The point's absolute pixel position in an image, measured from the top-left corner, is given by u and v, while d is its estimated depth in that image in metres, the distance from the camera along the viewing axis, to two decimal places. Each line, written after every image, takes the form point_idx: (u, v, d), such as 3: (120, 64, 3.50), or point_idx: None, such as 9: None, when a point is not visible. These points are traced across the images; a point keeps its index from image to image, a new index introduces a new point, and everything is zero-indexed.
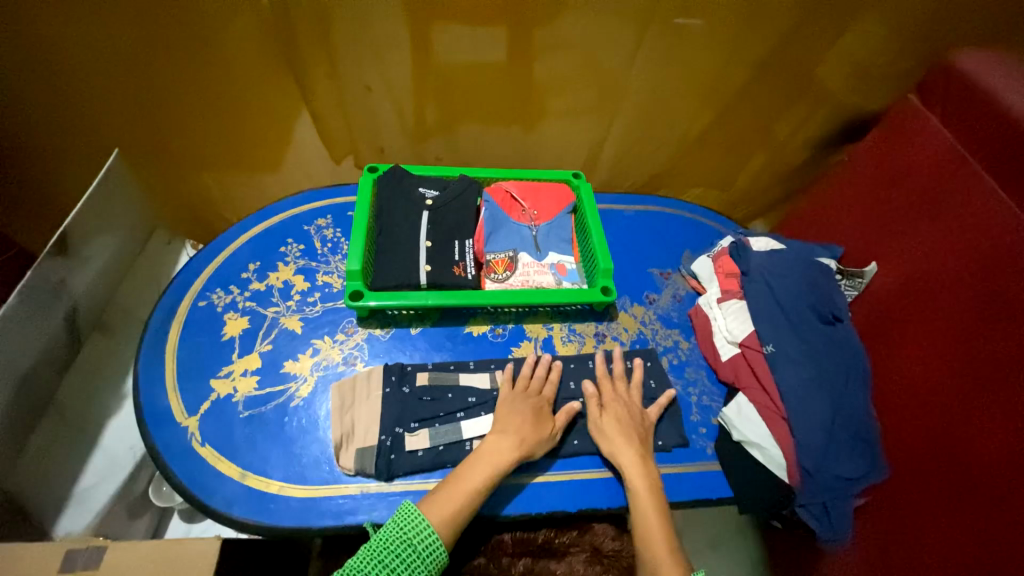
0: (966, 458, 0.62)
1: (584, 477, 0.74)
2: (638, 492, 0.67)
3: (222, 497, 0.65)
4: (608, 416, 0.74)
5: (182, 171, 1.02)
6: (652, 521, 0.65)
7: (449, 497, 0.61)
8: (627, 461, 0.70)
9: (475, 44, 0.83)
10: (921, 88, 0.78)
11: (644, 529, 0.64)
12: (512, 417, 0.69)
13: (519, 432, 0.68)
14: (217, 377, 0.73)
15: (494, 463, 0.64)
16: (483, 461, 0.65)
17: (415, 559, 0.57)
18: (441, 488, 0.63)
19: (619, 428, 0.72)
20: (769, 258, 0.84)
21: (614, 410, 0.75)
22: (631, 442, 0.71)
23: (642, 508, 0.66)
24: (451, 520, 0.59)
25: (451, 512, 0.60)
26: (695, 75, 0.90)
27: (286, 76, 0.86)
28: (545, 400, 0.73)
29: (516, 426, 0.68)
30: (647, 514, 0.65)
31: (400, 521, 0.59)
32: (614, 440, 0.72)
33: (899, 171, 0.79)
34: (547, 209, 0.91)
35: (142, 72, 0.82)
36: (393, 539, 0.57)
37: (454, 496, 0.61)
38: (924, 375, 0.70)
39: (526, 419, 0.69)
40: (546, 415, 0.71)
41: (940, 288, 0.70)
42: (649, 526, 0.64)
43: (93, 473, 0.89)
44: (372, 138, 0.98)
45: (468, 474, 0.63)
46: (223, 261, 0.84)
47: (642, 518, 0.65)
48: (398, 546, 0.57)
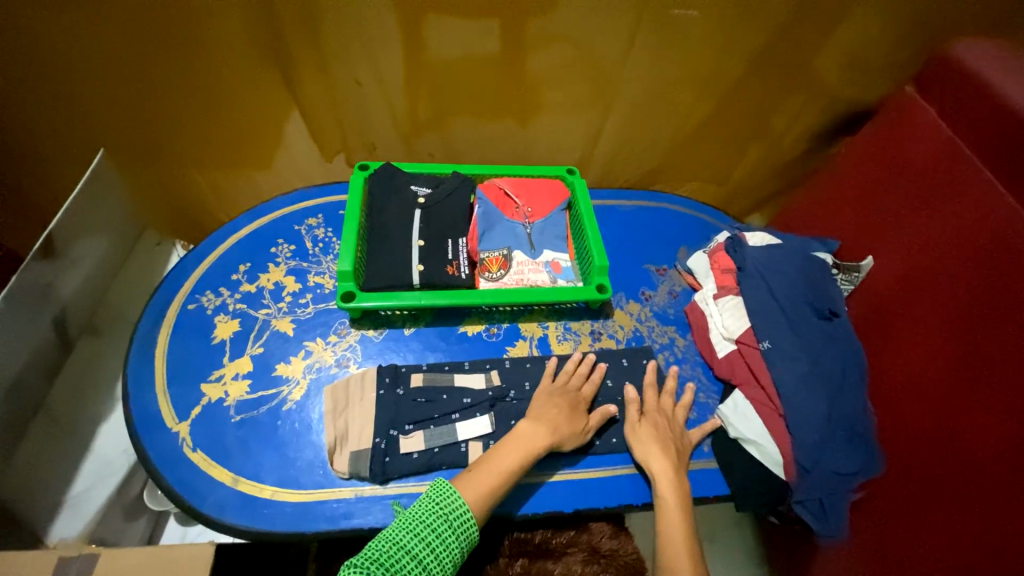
0: (964, 453, 0.62)
1: (581, 477, 0.73)
2: (665, 499, 0.68)
3: (214, 503, 0.65)
4: (644, 424, 0.74)
5: (169, 171, 1.00)
6: (676, 532, 0.65)
7: (486, 476, 0.62)
8: (658, 467, 0.70)
9: (468, 38, 0.81)
10: (919, 80, 0.77)
11: (666, 538, 0.64)
12: (549, 407, 0.70)
13: (553, 422, 0.69)
14: (208, 381, 0.73)
15: (528, 450, 0.65)
16: (515, 449, 0.65)
17: (449, 534, 0.57)
18: (476, 468, 0.63)
19: (655, 436, 0.72)
20: (764, 254, 0.83)
21: (653, 419, 0.75)
22: (666, 452, 0.71)
23: (665, 514, 0.67)
24: (484, 498, 0.61)
25: (485, 490, 0.61)
26: (691, 67, 0.89)
27: (274, 73, 0.84)
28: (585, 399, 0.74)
29: (551, 417, 0.69)
30: (671, 522, 0.65)
31: (433, 496, 0.60)
32: (647, 445, 0.72)
33: (896, 165, 0.79)
34: (541, 206, 0.89)
35: (125, 70, 0.80)
36: (428, 511, 0.58)
37: (494, 472, 0.63)
38: (921, 370, 0.70)
39: (562, 412, 0.70)
40: (581, 411, 0.72)
41: (936, 282, 0.70)
42: (672, 535, 0.64)
43: (86, 477, 0.88)
44: (363, 135, 0.97)
45: (503, 456, 0.64)
46: (213, 263, 0.82)
47: (665, 526, 0.65)
48: (432, 519, 0.57)
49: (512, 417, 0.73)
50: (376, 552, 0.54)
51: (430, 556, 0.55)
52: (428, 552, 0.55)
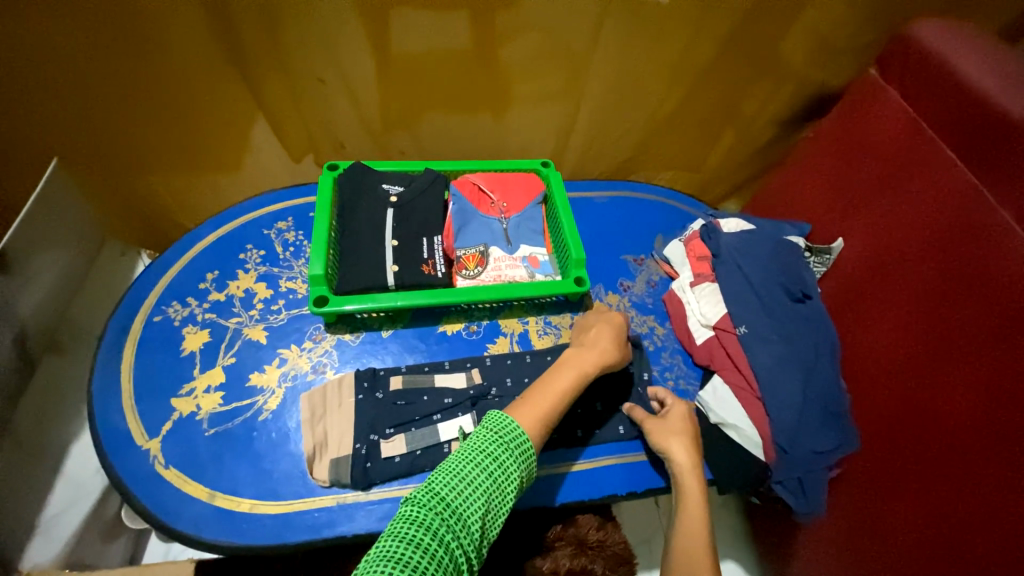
0: (933, 426, 0.64)
1: (583, 470, 0.74)
2: (687, 491, 0.65)
3: (189, 520, 0.63)
4: (673, 417, 0.72)
5: (127, 178, 0.96)
6: (693, 526, 0.62)
7: (539, 400, 0.61)
8: (681, 461, 0.68)
9: (434, 31, 0.79)
10: (881, 61, 0.78)
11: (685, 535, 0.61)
12: (594, 333, 0.73)
13: (601, 345, 0.71)
14: (178, 395, 0.70)
15: (583, 368, 0.67)
16: (569, 367, 0.67)
17: (511, 461, 0.53)
18: (531, 392, 0.63)
19: (681, 431, 0.70)
20: (738, 239, 0.84)
21: (678, 413, 0.73)
22: (691, 448, 0.69)
23: (686, 506, 0.64)
24: (541, 423, 0.59)
25: (541, 410, 0.60)
26: (660, 57, 0.89)
27: (234, 72, 0.81)
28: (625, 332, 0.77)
29: (594, 340, 0.72)
30: (689, 515, 0.63)
31: (489, 424, 0.56)
32: (673, 441, 0.69)
33: (861, 145, 0.80)
34: (516, 201, 0.89)
35: (71, 74, 0.76)
36: (485, 441, 0.54)
37: (544, 398, 0.62)
38: (890, 347, 0.72)
39: (608, 338, 0.73)
40: (624, 341, 0.75)
41: (903, 261, 0.72)
42: (687, 524, 0.63)
43: (58, 500, 0.86)
44: (330, 135, 0.94)
45: (559, 376, 0.65)
46: (178, 273, 0.80)
47: (683, 516, 0.63)
48: (491, 448, 0.53)
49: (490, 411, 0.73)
50: (436, 485, 0.49)
51: (493, 485, 0.51)
52: (491, 481, 0.51)
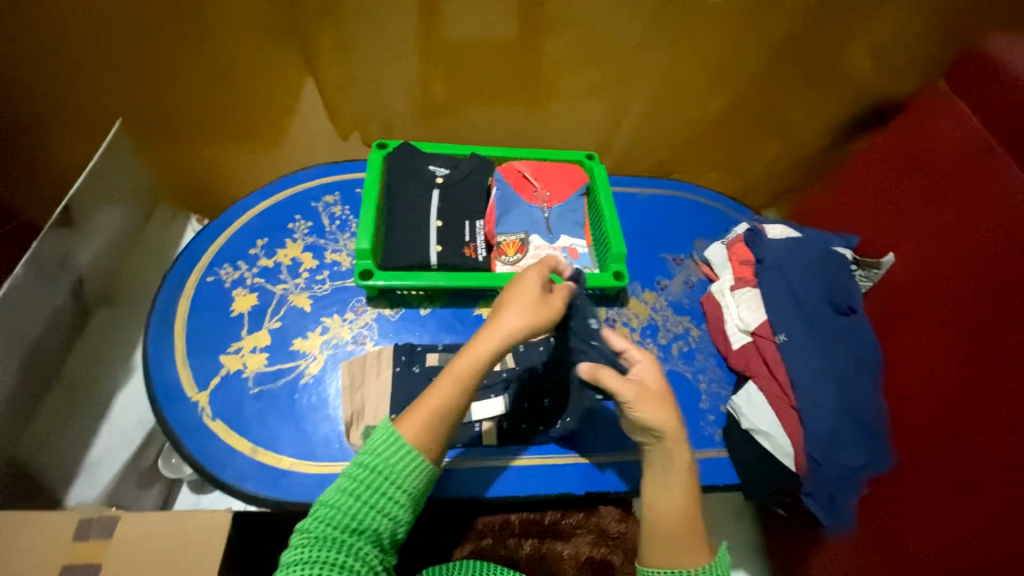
0: (973, 453, 0.62)
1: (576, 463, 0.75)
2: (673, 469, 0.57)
3: (233, 471, 0.66)
4: (642, 376, 0.59)
5: (183, 144, 0.99)
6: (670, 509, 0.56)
7: (426, 404, 0.52)
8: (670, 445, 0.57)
9: (485, 16, 0.79)
10: (951, 73, 0.74)
11: (676, 531, 0.54)
12: (510, 294, 0.56)
13: (524, 313, 0.54)
14: (226, 352, 0.73)
15: (501, 341, 0.53)
16: (481, 342, 0.53)
17: (405, 477, 0.49)
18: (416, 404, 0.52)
19: (641, 404, 0.56)
20: (784, 246, 0.82)
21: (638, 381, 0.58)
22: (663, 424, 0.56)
23: (668, 492, 0.56)
24: (431, 432, 0.51)
25: (430, 416, 0.51)
26: (713, 56, 0.87)
27: (290, 46, 0.83)
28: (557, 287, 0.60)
29: (507, 306, 0.55)
30: (676, 503, 0.56)
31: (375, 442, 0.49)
32: (651, 413, 0.56)
33: (922, 159, 0.76)
34: (559, 191, 0.89)
35: (142, 40, 0.80)
36: (370, 468, 0.48)
37: (434, 397, 0.52)
38: (935, 369, 0.69)
39: (524, 301, 0.55)
40: (556, 296, 0.58)
41: (955, 281, 0.69)
42: (670, 504, 0.55)
43: (102, 444, 0.89)
44: (378, 115, 0.95)
45: (465, 357, 0.53)
46: (230, 237, 0.83)
47: (667, 499, 0.56)
48: (384, 470, 0.48)
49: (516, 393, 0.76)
50: (322, 518, 0.46)
51: (379, 511, 0.47)
52: (380, 508, 0.47)
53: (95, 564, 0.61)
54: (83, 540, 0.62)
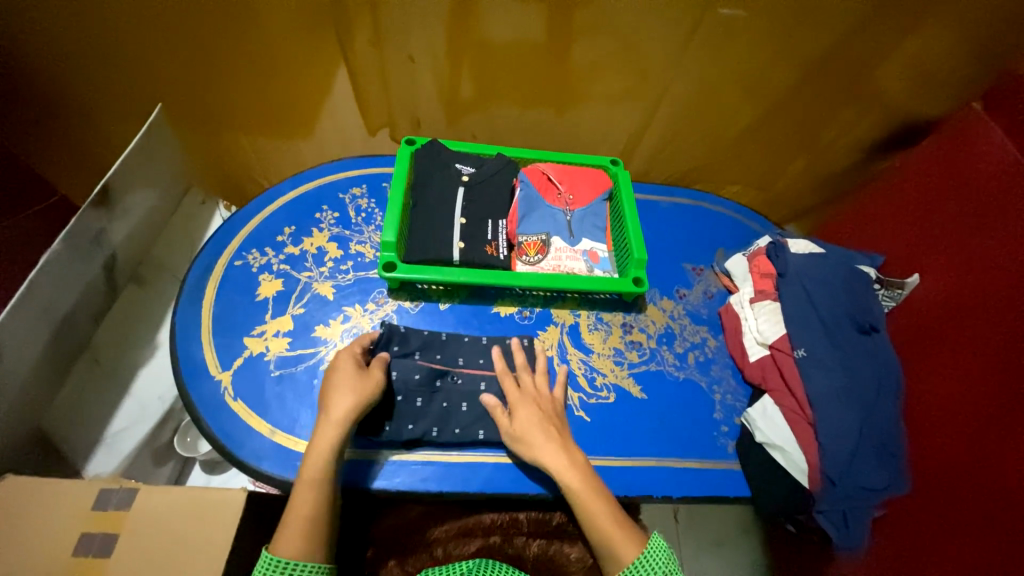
0: (991, 483, 0.61)
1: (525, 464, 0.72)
2: (577, 493, 0.62)
3: (251, 451, 0.68)
4: (519, 419, 0.68)
5: (218, 131, 1.03)
6: (596, 508, 0.61)
7: (295, 517, 0.56)
8: (551, 461, 0.64)
9: (518, 20, 0.80)
10: (988, 96, 0.73)
11: (603, 543, 0.59)
12: (336, 397, 0.63)
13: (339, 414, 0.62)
14: (250, 335, 0.75)
15: (325, 450, 0.60)
16: (313, 455, 0.60)
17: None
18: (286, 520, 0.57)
19: (530, 428, 0.67)
20: (807, 261, 0.82)
21: (522, 411, 0.68)
22: (551, 439, 0.66)
23: (582, 508, 0.61)
24: (305, 538, 0.55)
25: (302, 531, 0.56)
26: (741, 69, 0.87)
27: (326, 42, 0.85)
28: (349, 364, 0.67)
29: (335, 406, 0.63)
30: (596, 514, 0.60)
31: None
32: (533, 443, 0.65)
33: (951, 181, 0.75)
34: (583, 195, 0.89)
35: (185, 31, 0.83)
36: None
37: (300, 509, 0.57)
38: (956, 395, 0.68)
39: (349, 401, 0.63)
40: (357, 378, 0.65)
41: (981, 307, 0.68)
42: (588, 516, 0.60)
43: (122, 419, 0.91)
44: (408, 111, 0.97)
45: (307, 464, 0.60)
46: (260, 223, 0.85)
47: (587, 513, 0.61)
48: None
49: (445, 399, 0.72)
50: None
51: None
52: None
53: (113, 534, 0.62)
54: (103, 510, 0.64)
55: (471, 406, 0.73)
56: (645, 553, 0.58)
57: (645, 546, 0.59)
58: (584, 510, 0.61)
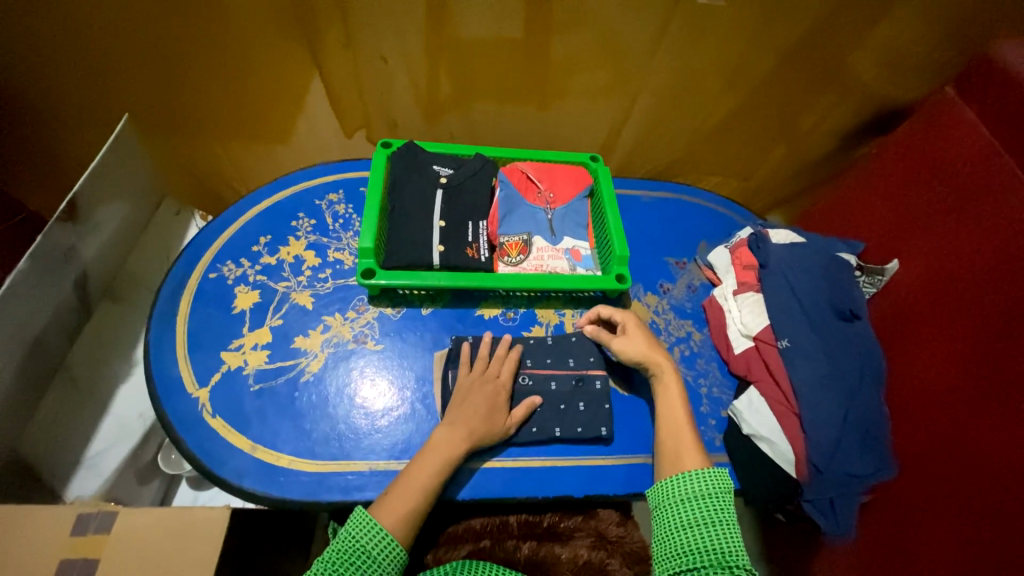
0: (975, 466, 0.62)
1: (510, 467, 0.73)
2: (665, 396, 0.72)
3: (233, 469, 0.67)
4: (627, 333, 0.77)
5: (189, 140, 1.00)
6: (678, 420, 0.70)
7: (402, 498, 0.61)
8: (657, 367, 0.74)
9: (495, 17, 0.79)
10: (961, 80, 0.73)
11: (675, 444, 0.68)
12: (466, 407, 0.69)
13: (469, 424, 0.67)
14: (227, 349, 0.74)
15: (444, 459, 0.64)
16: (432, 456, 0.64)
17: (380, 553, 0.56)
18: (393, 490, 0.62)
19: (645, 339, 0.76)
20: (788, 251, 0.82)
21: (636, 326, 0.78)
22: (657, 354, 0.75)
23: (668, 416, 0.71)
24: (404, 520, 0.59)
25: (404, 512, 0.60)
26: (719, 60, 0.87)
27: (298, 45, 0.83)
28: (502, 386, 0.72)
29: (465, 418, 0.68)
30: (673, 418, 0.70)
31: (351, 528, 0.58)
32: (636, 352, 0.75)
33: (927, 167, 0.76)
34: (563, 193, 0.88)
35: (149, 38, 0.80)
36: (348, 547, 0.56)
37: (406, 498, 0.61)
38: (939, 380, 0.69)
39: (479, 411, 0.68)
40: (500, 406, 0.70)
41: (961, 292, 0.68)
42: (673, 420, 0.70)
43: (103, 439, 0.89)
44: (385, 112, 0.95)
45: (417, 470, 0.63)
46: (234, 233, 0.83)
47: (667, 416, 0.71)
48: (363, 546, 0.56)
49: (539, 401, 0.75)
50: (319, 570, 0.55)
51: (374, 564, 0.56)
52: (378, 550, 0.56)
53: (93, 560, 0.61)
54: (81, 536, 0.62)
55: (545, 406, 0.75)
56: (706, 470, 0.64)
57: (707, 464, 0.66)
58: (671, 420, 0.70)
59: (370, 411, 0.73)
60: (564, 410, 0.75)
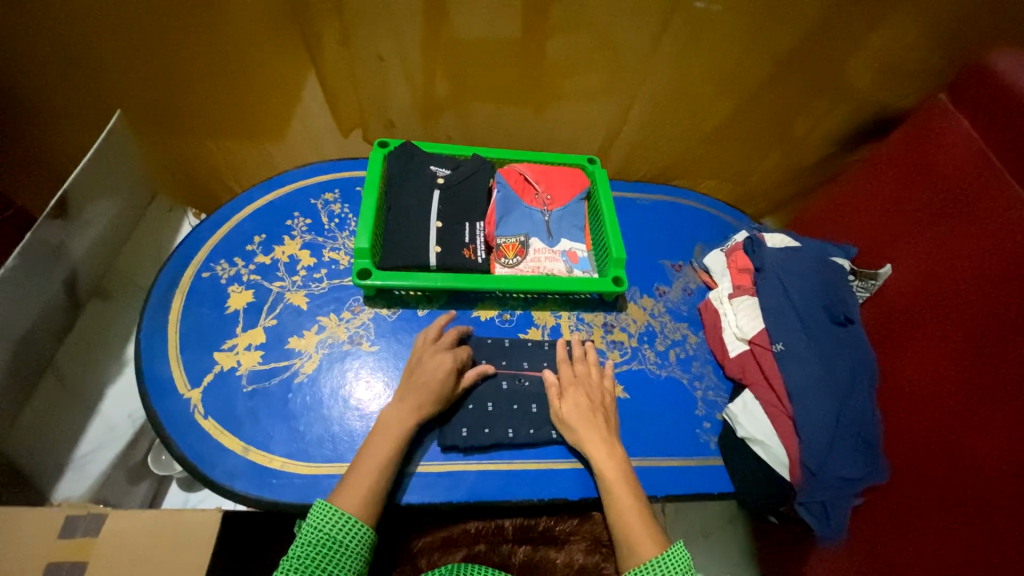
0: (967, 469, 0.62)
1: (506, 470, 0.72)
2: (609, 481, 0.67)
3: (224, 471, 0.66)
4: (568, 404, 0.72)
5: (183, 137, 0.99)
6: (626, 505, 0.65)
7: (359, 480, 0.60)
8: (594, 449, 0.69)
9: (493, 18, 0.79)
10: (953, 87, 0.74)
11: (626, 535, 0.62)
12: (412, 382, 0.68)
13: (418, 397, 0.67)
14: (220, 350, 0.73)
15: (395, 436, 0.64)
16: (381, 436, 0.64)
17: (348, 538, 0.57)
18: (350, 472, 0.61)
19: (580, 416, 0.71)
20: (783, 255, 0.82)
21: (574, 396, 0.73)
22: (595, 430, 0.70)
23: (617, 503, 0.65)
24: (365, 502, 0.59)
25: (364, 492, 0.59)
26: (717, 63, 0.87)
27: (295, 43, 0.82)
28: (456, 352, 0.72)
29: (415, 391, 0.67)
30: (622, 504, 0.65)
31: (312, 521, 0.57)
32: (579, 429, 0.70)
33: (921, 172, 0.76)
34: (561, 195, 0.88)
35: (143, 32, 0.79)
36: (313, 540, 0.55)
37: (363, 479, 0.60)
38: (931, 384, 0.70)
39: (425, 379, 0.68)
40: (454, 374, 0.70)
41: (953, 297, 0.69)
42: (621, 507, 0.65)
43: (92, 439, 0.88)
44: (381, 111, 0.95)
45: (371, 450, 0.63)
46: (227, 233, 0.82)
47: (615, 502, 0.65)
48: (330, 535, 0.56)
49: (534, 403, 0.75)
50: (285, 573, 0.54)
51: (343, 547, 0.56)
52: (344, 534, 0.56)
53: (82, 562, 0.60)
54: (69, 539, 0.61)
55: (541, 408, 0.75)
56: (665, 553, 0.60)
57: (664, 550, 0.61)
58: (617, 508, 0.65)
59: (364, 412, 0.72)
60: (540, 410, 0.75)
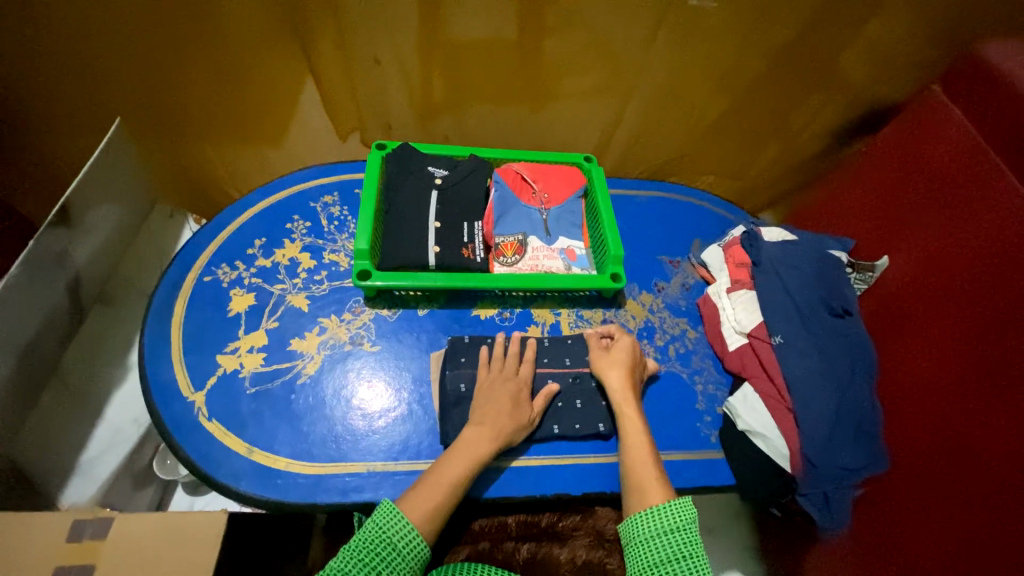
0: (968, 458, 0.63)
1: (537, 464, 0.74)
2: (628, 422, 0.71)
3: (229, 472, 0.67)
4: (616, 352, 0.77)
5: (182, 144, 0.99)
6: (642, 449, 0.69)
7: (429, 494, 0.61)
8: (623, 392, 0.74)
9: (488, 19, 0.80)
10: (945, 79, 0.75)
11: (636, 479, 0.66)
12: (490, 407, 0.69)
13: (497, 425, 0.67)
14: (223, 352, 0.74)
15: (476, 458, 0.64)
16: (460, 455, 0.65)
17: (403, 546, 0.57)
18: (421, 484, 0.62)
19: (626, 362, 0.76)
20: (780, 249, 0.83)
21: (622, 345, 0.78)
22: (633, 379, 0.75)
23: (631, 443, 0.70)
24: (430, 517, 0.59)
25: (431, 507, 0.60)
26: (711, 60, 0.87)
27: (291, 48, 0.83)
28: (523, 382, 0.72)
29: (494, 417, 0.68)
30: (637, 445, 0.69)
31: (378, 518, 0.58)
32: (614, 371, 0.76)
33: (917, 164, 0.77)
34: (557, 193, 0.89)
35: (141, 40, 0.80)
36: (374, 538, 0.57)
37: (434, 492, 0.61)
38: (930, 374, 0.70)
39: (505, 407, 0.69)
40: (524, 400, 0.71)
41: (951, 287, 0.69)
42: (636, 452, 0.69)
43: (97, 445, 0.88)
44: (378, 114, 0.95)
45: (447, 469, 0.63)
46: (228, 237, 0.83)
47: (630, 447, 0.69)
48: (389, 538, 0.57)
49: (575, 399, 0.76)
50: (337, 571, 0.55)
51: (396, 557, 0.56)
52: (403, 544, 0.57)
53: (90, 565, 0.60)
54: (77, 542, 0.61)
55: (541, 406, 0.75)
56: (670, 502, 0.63)
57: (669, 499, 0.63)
58: (635, 450, 0.69)
59: (367, 412, 0.73)
60: (561, 407, 0.76)
